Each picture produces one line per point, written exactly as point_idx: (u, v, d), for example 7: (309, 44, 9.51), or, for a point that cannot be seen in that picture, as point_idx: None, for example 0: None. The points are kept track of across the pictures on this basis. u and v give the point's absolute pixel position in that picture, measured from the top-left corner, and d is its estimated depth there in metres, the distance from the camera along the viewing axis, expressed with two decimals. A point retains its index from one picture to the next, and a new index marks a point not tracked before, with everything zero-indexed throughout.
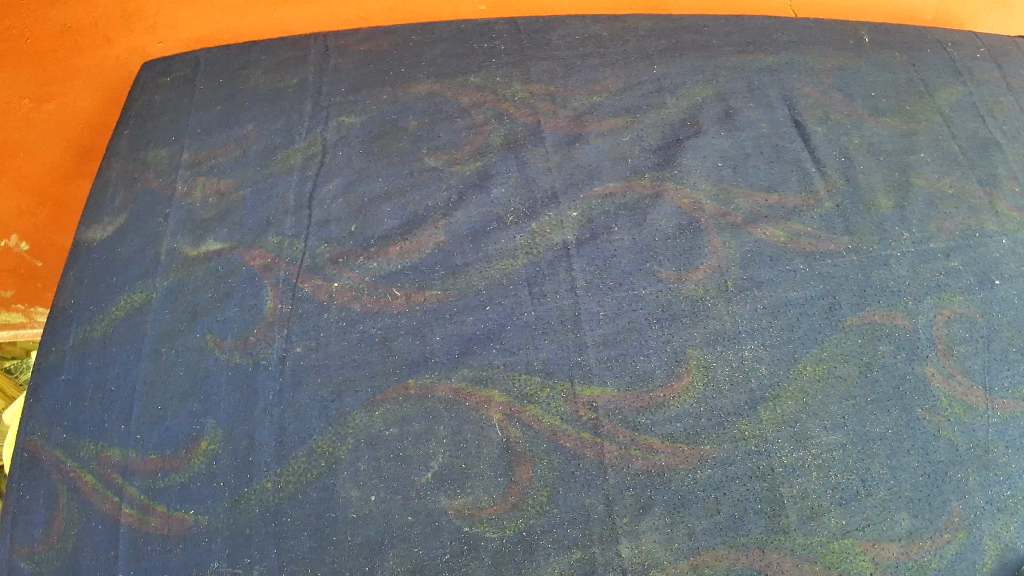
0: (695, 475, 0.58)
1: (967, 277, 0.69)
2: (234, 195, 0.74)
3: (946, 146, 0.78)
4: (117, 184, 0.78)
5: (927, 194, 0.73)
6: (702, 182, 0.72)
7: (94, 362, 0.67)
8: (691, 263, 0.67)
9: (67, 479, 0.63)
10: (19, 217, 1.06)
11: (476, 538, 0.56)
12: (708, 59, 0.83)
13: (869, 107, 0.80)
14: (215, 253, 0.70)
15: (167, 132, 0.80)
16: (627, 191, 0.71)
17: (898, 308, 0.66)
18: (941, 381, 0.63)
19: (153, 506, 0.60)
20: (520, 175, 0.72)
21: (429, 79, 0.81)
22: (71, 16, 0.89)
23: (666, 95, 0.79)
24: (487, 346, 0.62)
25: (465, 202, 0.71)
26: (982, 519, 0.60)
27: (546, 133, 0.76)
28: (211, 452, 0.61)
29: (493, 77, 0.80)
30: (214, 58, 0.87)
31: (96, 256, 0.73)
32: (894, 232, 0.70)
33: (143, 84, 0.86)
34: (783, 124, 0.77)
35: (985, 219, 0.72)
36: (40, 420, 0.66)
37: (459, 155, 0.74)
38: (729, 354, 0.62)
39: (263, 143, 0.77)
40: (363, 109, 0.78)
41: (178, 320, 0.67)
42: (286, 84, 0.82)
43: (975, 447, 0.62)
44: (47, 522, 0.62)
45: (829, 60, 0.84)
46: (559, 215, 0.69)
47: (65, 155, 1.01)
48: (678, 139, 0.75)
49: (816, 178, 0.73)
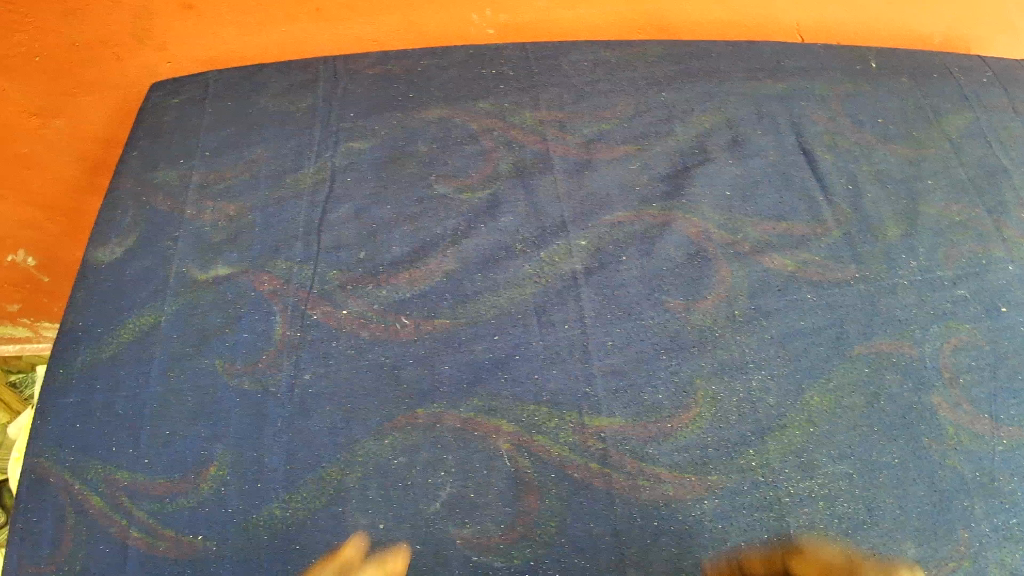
0: (702, 506, 0.57)
1: (974, 307, 0.69)
2: (244, 218, 0.75)
3: (954, 172, 0.78)
4: (126, 205, 0.78)
5: (936, 222, 0.74)
6: (709, 211, 0.73)
7: (102, 383, 0.66)
8: (699, 292, 0.68)
9: (76, 501, 0.61)
10: (24, 229, 1.08)
11: (484, 568, 0.55)
12: (717, 86, 0.83)
13: (877, 134, 0.80)
14: (224, 277, 0.71)
15: (179, 154, 0.81)
16: (636, 220, 0.72)
17: (906, 337, 0.66)
18: (947, 411, 0.63)
19: (161, 529, 0.59)
20: (529, 203, 0.74)
21: (439, 104, 0.81)
22: (83, 33, 0.88)
23: (676, 122, 0.79)
24: (496, 374, 0.63)
25: (475, 229, 0.72)
26: (987, 548, 0.57)
27: (556, 160, 0.76)
28: (220, 478, 0.60)
29: (501, 103, 0.81)
30: (226, 78, 0.88)
31: (103, 277, 0.73)
32: (902, 261, 0.71)
33: (154, 102, 0.87)
34: (792, 151, 0.78)
35: (993, 248, 0.73)
36: (50, 439, 0.63)
37: (469, 181, 0.75)
38: (737, 385, 0.63)
39: (272, 166, 0.78)
40: (373, 133, 0.79)
41: (187, 343, 0.67)
42: (296, 108, 0.83)
43: (980, 475, 0.60)
44: (53, 543, 0.59)
45: (838, 87, 0.84)
46: (568, 243, 0.71)
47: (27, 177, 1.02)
48: (687, 167, 0.76)
49: (825, 205, 0.74)
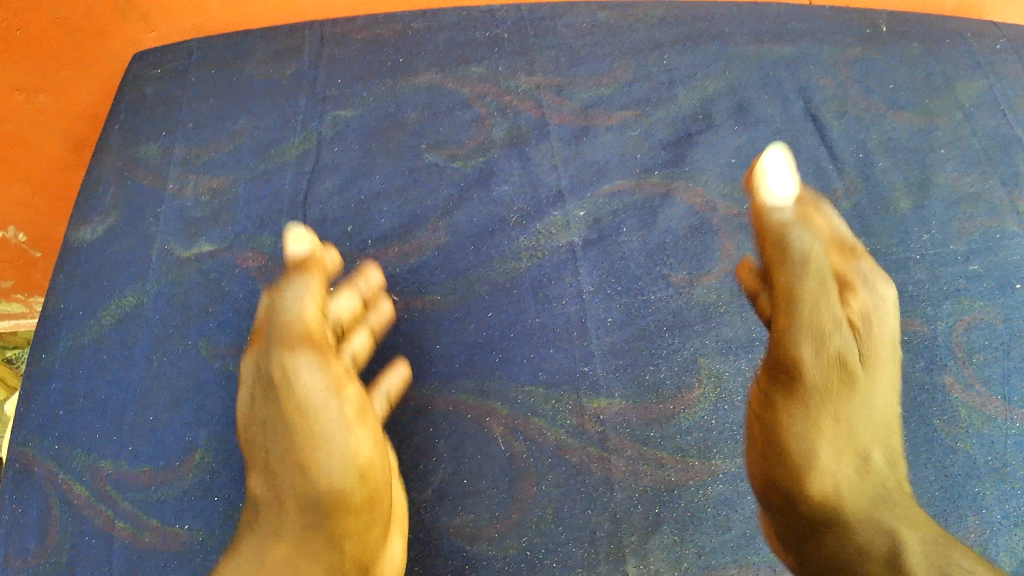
0: (705, 492, 0.57)
1: (986, 283, 0.66)
2: (228, 193, 0.72)
3: (968, 142, 0.74)
4: (107, 181, 0.74)
5: (947, 193, 0.71)
6: (714, 180, 0.70)
7: (86, 368, 0.64)
8: (702, 267, 0.65)
9: (62, 492, 0.59)
10: (16, 206, 0.97)
11: (477, 558, 0.55)
12: (721, 48, 0.78)
13: (887, 101, 0.76)
14: (207, 254, 0.68)
15: (160, 126, 0.77)
16: (637, 189, 0.69)
17: (916, 314, 0.64)
18: (959, 391, 0.61)
19: (147, 520, 0.58)
20: (525, 172, 0.71)
21: (431, 69, 0.77)
22: (64, 9, 0.87)
23: (677, 87, 0.76)
24: (490, 354, 0.61)
25: (468, 200, 0.69)
26: (997, 535, 0.56)
27: (552, 128, 0.73)
28: (205, 466, 0.59)
29: (495, 67, 0.77)
30: (210, 47, 0.82)
31: (84, 257, 0.69)
32: (913, 234, 0.68)
33: (135, 75, 0.81)
34: (798, 119, 0.74)
35: (1007, 222, 0.69)
36: (33, 429, 0.62)
37: (461, 150, 0.72)
38: (741, 363, 0.61)
39: (257, 137, 0.75)
40: (362, 101, 0.76)
41: (171, 325, 0.65)
42: (281, 75, 0.79)
43: (992, 460, 0.59)
44: (40, 536, 0.58)
45: (849, 51, 0.80)
46: (565, 215, 0.68)
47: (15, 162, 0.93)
48: (690, 134, 0.73)
49: (834, 176, 0.71)
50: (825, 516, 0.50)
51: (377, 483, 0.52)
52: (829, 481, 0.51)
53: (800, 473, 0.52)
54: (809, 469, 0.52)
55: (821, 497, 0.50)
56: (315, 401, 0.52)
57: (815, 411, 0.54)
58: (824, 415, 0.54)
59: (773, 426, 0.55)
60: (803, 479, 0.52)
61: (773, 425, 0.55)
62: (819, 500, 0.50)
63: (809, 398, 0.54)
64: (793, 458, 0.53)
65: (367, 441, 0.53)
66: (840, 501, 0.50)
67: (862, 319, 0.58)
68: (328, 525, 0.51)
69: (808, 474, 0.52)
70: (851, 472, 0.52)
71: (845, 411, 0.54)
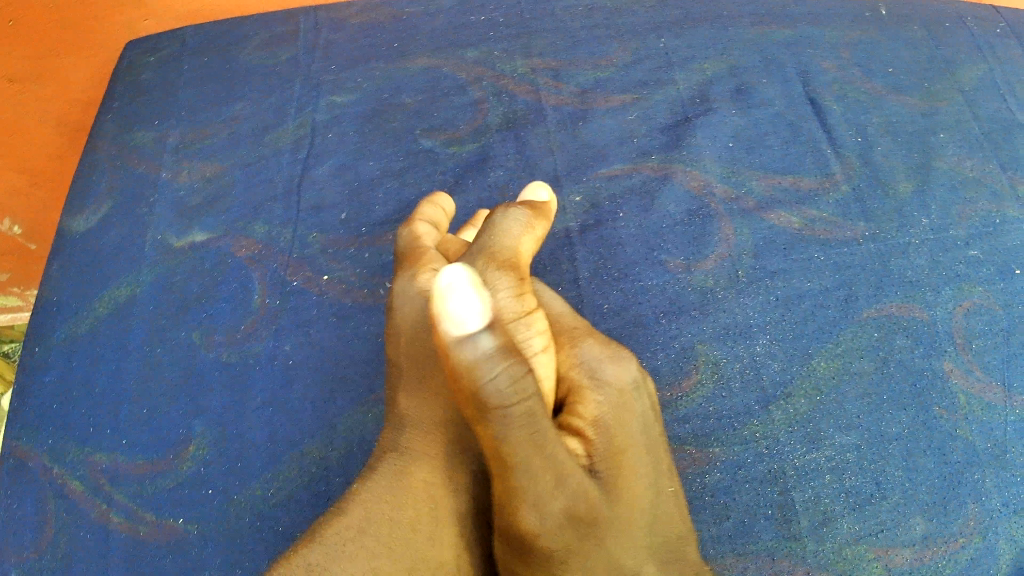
0: (704, 480, 0.56)
1: (987, 269, 0.65)
2: (222, 180, 0.71)
3: (968, 126, 0.73)
4: (102, 169, 0.74)
5: (948, 177, 0.70)
6: (713, 165, 0.69)
7: (81, 358, 0.63)
8: (700, 252, 0.65)
9: (57, 485, 0.59)
10: (16, 195, 0.95)
11: None
12: (720, 32, 0.78)
13: (888, 84, 0.76)
14: (202, 243, 0.68)
15: (155, 112, 0.76)
16: (634, 173, 0.69)
17: (916, 300, 0.63)
18: (958, 377, 0.60)
19: (143, 513, 0.57)
20: (521, 156, 0.70)
21: (427, 54, 0.77)
22: None
23: (676, 70, 0.75)
24: None
25: (464, 185, 0.69)
26: (997, 523, 0.55)
27: (549, 111, 0.72)
28: (201, 457, 0.58)
29: (492, 51, 0.76)
30: (204, 33, 0.82)
31: (79, 247, 0.69)
32: (914, 219, 0.67)
33: (129, 62, 0.81)
34: (799, 102, 0.74)
35: (1008, 207, 0.69)
36: (28, 421, 0.61)
37: (457, 135, 0.71)
38: (740, 350, 0.61)
39: (252, 123, 0.74)
40: (356, 86, 0.75)
41: (167, 315, 0.65)
42: (276, 60, 0.78)
43: (992, 447, 0.58)
44: (37, 529, 0.57)
45: (849, 34, 0.79)
46: (562, 200, 0.68)
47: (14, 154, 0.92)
48: (688, 117, 0.72)
49: (833, 159, 0.70)
50: (574, 539, 0.38)
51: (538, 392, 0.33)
52: (570, 499, 0.37)
53: (521, 478, 0.35)
54: (543, 471, 0.35)
55: (579, 502, 0.37)
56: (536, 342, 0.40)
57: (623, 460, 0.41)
58: (637, 464, 0.42)
59: (516, 427, 0.33)
60: (597, 490, 0.39)
61: (532, 421, 0.33)
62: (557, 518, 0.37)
63: (540, 415, 0.34)
64: (537, 452, 0.35)
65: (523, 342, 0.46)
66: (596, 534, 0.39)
67: (636, 384, 0.45)
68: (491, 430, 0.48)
69: (529, 490, 0.36)
70: (637, 517, 0.41)
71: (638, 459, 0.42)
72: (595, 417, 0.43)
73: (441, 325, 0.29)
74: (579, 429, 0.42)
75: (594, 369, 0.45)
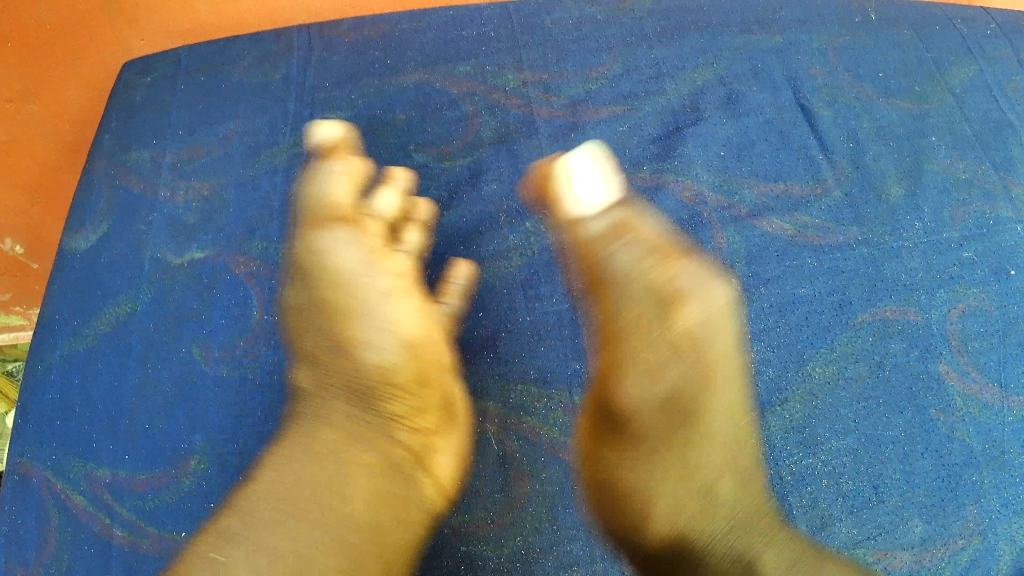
0: None
1: (982, 270, 0.65)
2: (218, 198, 0.72)
3: (959, 127, 0.74)
4: (97, 188, 0.74)
5: (940, 179, 0.70)
6: (703, 173, 0.70)
7: (79, 376, 0.64)
8: (693, 260, 0.65)
9: (59, 498, 0.59)
10: (16, 213, 0.97)
11: (472, 558, 0.55)
12: (709, 41, 0.78)
13: (878, 88, 0.76)
14: (200, 260, 0.68)
15: (150, 131, 0.77)
16: (626, 184, 0.69)
17: (910, 303, 0.64)
18: (955, 379, 0.61)
19: (145, 526, 0.57)
20: (513, 169, 0.70)
21: (418, 69, 0.77)
22: (55, 12, 0.86)
23: (665, 80, 0.76)
24: (481, 353, 0.61)
25: (458, 200, 0.69)
26: (996, 524, 0.56)
27: (540, 124, 0.73)
28: (200, 471, 0.59)
29: (482, 65, 0.77)
30: (198, 53, 0.82)
31: (79, 264, 0.70)
32: (906, 222, 0.68)
33: (125, 83, 0.81)
34: (788, 109, 0.74)
35: (1001, 207, 0.69)
36: (30, 439, 0.62)
37: (449, 150, 0.72)
38: (734, 357, 0.61)
39: (247, 141, 0.75)
40: (349, 103, 0.75)
41: (164, 332, 0.65)
42: (270, 78, 0.78)
43: (990, 448, 0.58)
44: (40, 543, 0.58)
45: (838, 39, 0.79)
46: (555, 211, 0.68)
47: (15, 172, 0.94)
48: (678, 127, 0.73)
49: (824, 164, 0.71)
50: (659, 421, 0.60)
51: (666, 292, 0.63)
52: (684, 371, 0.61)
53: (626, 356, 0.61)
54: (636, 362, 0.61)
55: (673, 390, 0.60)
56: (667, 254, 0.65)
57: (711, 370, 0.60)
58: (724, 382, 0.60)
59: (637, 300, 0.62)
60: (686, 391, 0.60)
61: (706, 313, 0.62)
62: (663, 388, 0.60)
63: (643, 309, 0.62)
64: (684, 341, 0.61)
65: (406, 308, 0.63)
66: (691, 432, 0.60)
67: (724, 306, 0.63)
68: (381, 406, 0.60)
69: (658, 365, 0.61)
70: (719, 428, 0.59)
71: (719, 378, 0.60)
72: (696, 319, 0.62)
73: None
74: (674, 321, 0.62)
75: (694, 289, 0.63)
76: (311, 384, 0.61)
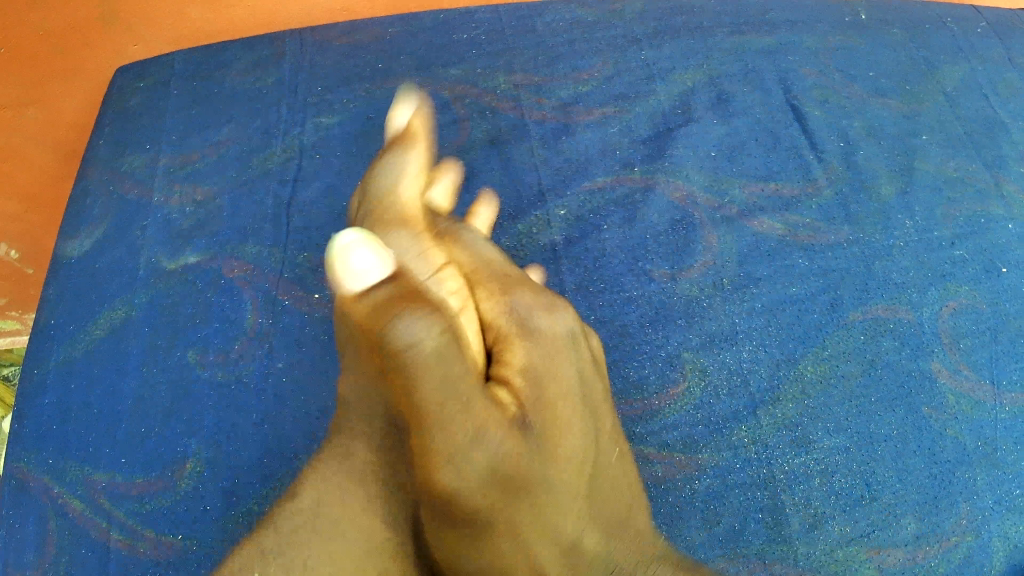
0: (694, 486, 0.56)
1: (973, 267, 0.66)
2: (213, 203, 0.72)
3: (951, 127, 0.74)
4: (94, 194, 0.75)
5: (931, 178, 0.70)
6: (695, 174, 0.70)
7: (77, 381, 0.64)
8: (685, 261, 0.66)
9: (57, 504, 0.59)
10: (13, 219, 0.97)
11: None
12: (702, 42, 0.78)
13: (870, 88, 0.76)
14: (193, 265, 0.69)
15: (145, 137, 0.77)
16: (617, 185, 0.70)
17: (902, 302, 0.64)
18: (947, 377, 0.61)
19: (141, 530, 0.58)
20: (505, 171, 0.71)
21: (411, 73, 0.78)
22: (51, 22, 0.85)
23: (657, 82, 0.76)
24: None
25: (450, 201, 0.69)
26: (990, 521, 0.56)
27: (532, 126, 0.73)
28: (197, 475, 0.59)
29: (474, 68, 0.77)
30: (192, 58, 0.82)
31: (76, 270, 0.70)
32: (897, 221, 0.68)
33: (121, 88, 0.82)
34: (779, 109, 0.74)
35: (992, 206, 0.69)
36: (28, 443, 0.62)
37: (442, 153, 0.72)
38: (726, 357, 0.61)
39: (241, 146, 0.75)
40: (343, 108, 0.76)
41: (160, 335, 0.65)
42: (264, 83, 0.79)
43: (983, 445, 0.58)
44: (39, 547, 0.58)
45: (829, 39, 0.80)
46: (547, 214, 0.68)
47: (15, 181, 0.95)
48: (669, 129, 0.73)
49: (816, 164, 0.71)
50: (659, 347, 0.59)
51: (454, 336, 0.29)
52: (494, 454, 0.32)
53: (438, 440, 0.30)
54: (466, 421, 0.31)
55: (504, 460, 0.33)
56: (503, 273, 0.44)
57: (557, 418, 0.37)
58: (569, 417, 0.37)
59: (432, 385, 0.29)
60: (528, 451, 0.34)
61: (453, 369, 0.29)
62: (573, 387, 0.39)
63: (467, 377, 0.30)
64: (461, 413, 0.30)
65: None
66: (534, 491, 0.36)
67: (570, 336, 0.41)
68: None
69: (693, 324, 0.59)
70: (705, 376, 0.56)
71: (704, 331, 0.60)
72: (523, 366, 0.37)
73: (337, 280, 0.28)
74: (506, 378, 0.37)
75: (524, 319, 0.40)
76: (308, 395, 0.61)
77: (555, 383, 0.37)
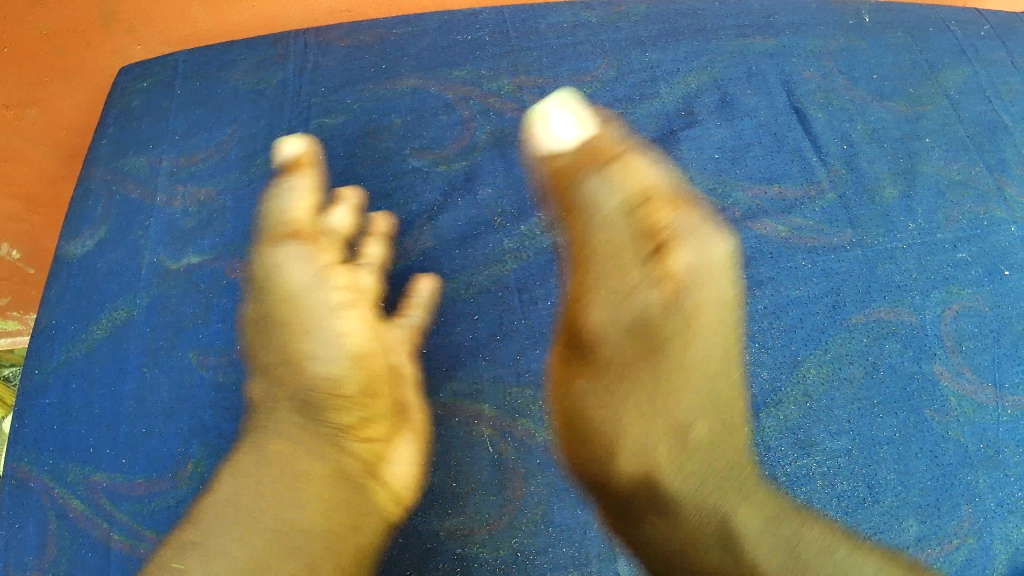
0: None
1: (976, 269, 0.66)
2: (215, 204, 0.72)
3: (953, 130, 0.74)
4: (95, 195, 0.75)
5: (933, 181, 0.71)
6: (698, 177, 0.70)
7: (78, 381, 0.64)
8: None
9: (57, 505, 0.60)
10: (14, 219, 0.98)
11: (470, 559, 0.55)
12: (705, 44, 0.79)
13: (872, 91, 0.76)
14: (196, 265, 0.69)
15: (147, 137, 0.77)
16: None
17: (904, 305, 0.64)
18: (949, 379, 0.61)
19: (142, 531, 0.58)
20: (509, 173, 0.71)
21: (414, 74, 0.78)
22: (50, 22, 0.86)
23: (660, 84, 0.76)
24: (476, 356, 0.63)
25: (452, 203, 0.69)
26: (992, 524, 0.56)
27: None
28: (198, 475, 0.59)
29: (478, 70, 0.77)
30: (195, 58, 0.83)
31: (78, 272, 0.70)
32: (900, 224, 0.68)
33: (123, 88, 0.82)
34: (783, 112, 0.74)
35: (994, 208, 0.69)
36: (29, 443, 0.62)
37: (445, 154, 0.72)
38: None
39: (244, 147, 0.75)
40: (346, 107, 0.76)
41: (162, 336, 0.65)
42: (267, 84, 0.79)
43: (985, 447, 0.59)
44: (40, 547, 0.58)
45: (831, 42, 0.80)
46: None
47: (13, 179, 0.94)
48: (673, 131, 0.73)
49: (819, 167, 0.71)
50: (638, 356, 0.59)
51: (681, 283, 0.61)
52: (640, 301, 0.58)
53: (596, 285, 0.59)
54: (621, 277, 0.58)
55: (641, 321, 0.58)
56: (673, 190, 0.59)
57: (682, 342, 0.58)
58: (707, 334, 0.58)
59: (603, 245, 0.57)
60: (664, 358, 0.59)
61: (618, 245, 0.57)
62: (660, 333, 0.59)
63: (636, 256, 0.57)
64: (623, 266, 0.57)
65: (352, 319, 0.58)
66: (662, 371, 0.59)
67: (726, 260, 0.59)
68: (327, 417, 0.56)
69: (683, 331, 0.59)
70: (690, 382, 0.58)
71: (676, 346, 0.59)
72: (685, 263, 0.58)
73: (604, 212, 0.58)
74: (673, 266, 0.58)
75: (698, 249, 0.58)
76: None
77: (703, 291, 0.58)
